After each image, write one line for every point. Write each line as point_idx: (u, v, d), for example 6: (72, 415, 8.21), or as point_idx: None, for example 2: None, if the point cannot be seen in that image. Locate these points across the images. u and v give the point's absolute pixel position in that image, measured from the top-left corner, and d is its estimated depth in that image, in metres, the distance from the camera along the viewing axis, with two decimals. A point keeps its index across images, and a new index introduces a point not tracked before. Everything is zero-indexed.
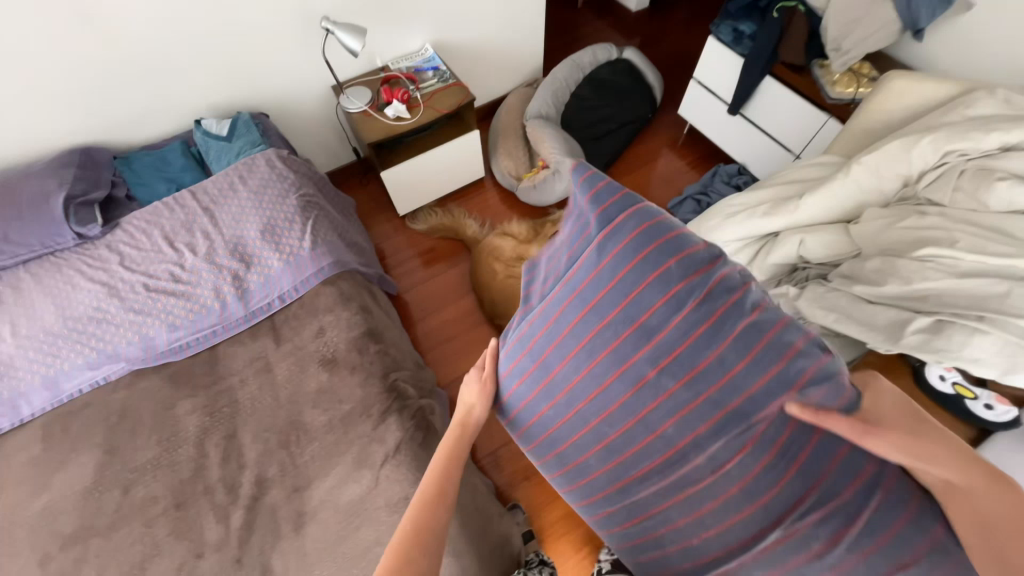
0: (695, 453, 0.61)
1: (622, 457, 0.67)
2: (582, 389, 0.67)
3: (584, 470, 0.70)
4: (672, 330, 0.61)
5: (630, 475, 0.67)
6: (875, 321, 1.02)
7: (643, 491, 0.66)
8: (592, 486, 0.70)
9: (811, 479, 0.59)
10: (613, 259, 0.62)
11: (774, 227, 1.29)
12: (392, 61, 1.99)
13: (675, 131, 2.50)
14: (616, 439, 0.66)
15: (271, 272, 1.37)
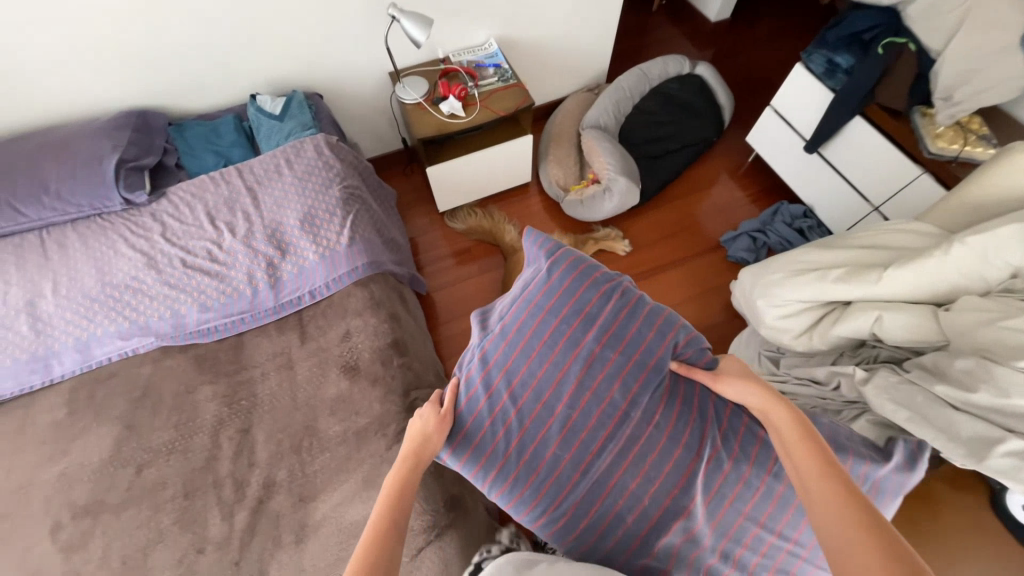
0: (632, 414, 0.90)
1: (583, 443, 0.89)
2: (545, 384, 0.92)
3: (556, 456, 0.88)
4: (606, 317, 0.96)
5: (591, 454, 0.88)
6: (952, 429, 0.92)
7: (600, 465, 0.88)
8: (564, 471, 0.88)
9: (700, 429, 0.90)
10: (559, 281, 0.98)
11: (846, 296, 1.18)
12: (454, 53, 1.91)
13: (739, 158, 2.34)
14: (576, 423, 0.90)
15: (306, 264, 1.34)
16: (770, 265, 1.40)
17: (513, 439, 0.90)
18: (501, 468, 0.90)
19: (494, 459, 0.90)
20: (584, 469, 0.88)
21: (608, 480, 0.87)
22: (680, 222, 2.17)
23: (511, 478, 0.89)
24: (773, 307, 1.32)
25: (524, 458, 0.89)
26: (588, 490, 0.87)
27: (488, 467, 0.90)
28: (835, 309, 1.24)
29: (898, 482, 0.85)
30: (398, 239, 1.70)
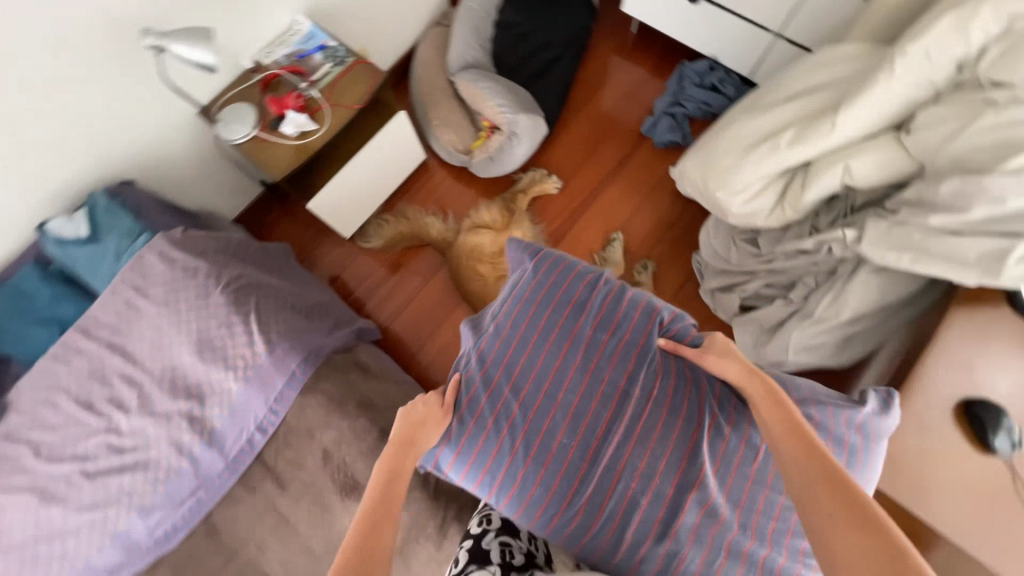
0: (634, 391, 0.89)
1: (581, 423, 0.88)
2: (541, 376, 0.92)
3: (560, 453, 0.86)
4: (593, 302, 0.98)
5: (596, 435, 0.87)
6: (960, 255, 0.86)
7: (606, 446, 0.85)
8: (562, 467, 0.85)
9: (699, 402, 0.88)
10: (544, 272, 1.01)
11: (803, 158, 1.08)
12: (263, 54, 1.50)
13: (623, 32, 2.10)
14: (573, 409, 0.89)
15: (233, 400, 1.09)
16: (715, 148, 1.24)
17: (514, 435, 0.88)
18: (499, 467, 0.87)
19: (496, 457, 0.87)
20: (591, 455, 0.85)
21: (616, 460, 0.84)
22: (595, 131, 1.98)
23: (512, 476, 0.86)
24: (735, 195, 1.20)
25: (528, 457, 0.86)
26: (593, 477, 0.84)
27: (486, 468, 0.87)
28: (796, 172, 1.14)
29: (875, 425, 0.85)
30: (320, 300, 1.44)
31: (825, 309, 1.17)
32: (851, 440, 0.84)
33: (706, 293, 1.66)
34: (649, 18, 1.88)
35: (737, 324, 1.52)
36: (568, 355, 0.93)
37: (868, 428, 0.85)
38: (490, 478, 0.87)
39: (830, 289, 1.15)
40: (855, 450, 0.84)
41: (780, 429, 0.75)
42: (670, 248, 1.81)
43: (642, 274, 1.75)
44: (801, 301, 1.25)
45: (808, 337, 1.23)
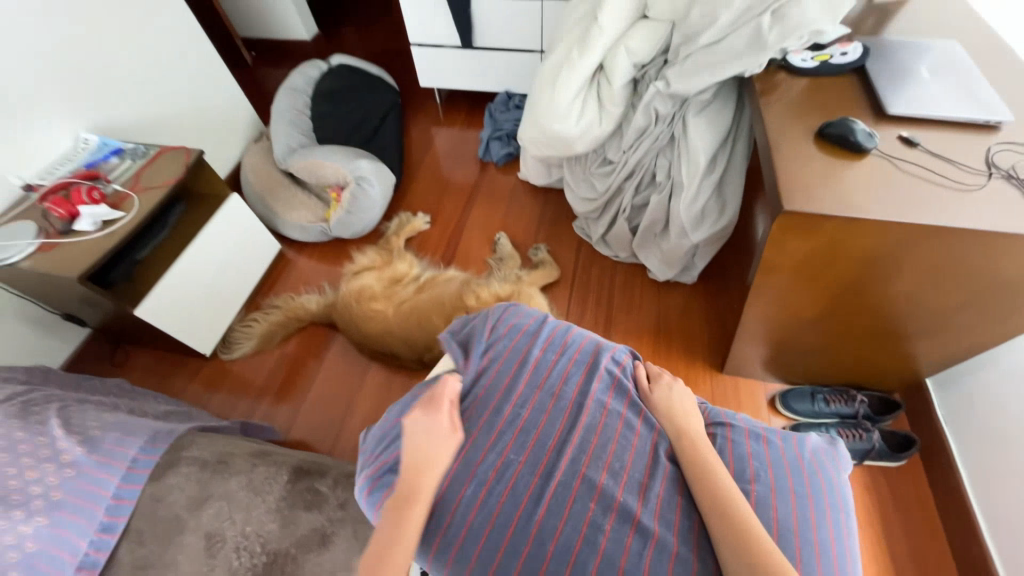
0: (590, 407, 0.78)
1: (535, 448, 0.74)
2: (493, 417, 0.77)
3: (518, 494, 0.70)
4: (549, 324, 0.90)
5: (549, 456, 0.74)
6: (735, 49, 1.04)
7: (557, 464, 0.73)
8: (515, 507, 0.69)
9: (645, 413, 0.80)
10: (507, 311, 0.91)
11: (595, 60, 1.25)
12: (42, 175, 1.32)
13: (432, 105, 2.40)
14: (529, 437, 0.75)
15: (32, 548, 0.68)
16: (533, 98, 1.40)
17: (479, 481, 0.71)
18: (456, 535, 0.67)
19: (458, 515, 0.69)
20: (543, 478, 0.71)
21: (568, 480, 0.71)
22: (440, 175, 2.09)
23: (473, 542, 0.67)
24: (566, 118, 1.32)
25: (483, 505, 0.69)
26: (543, 501, 0.69)
27: (443, 539, 0.67)
28: (598, 80, 1.32)
29: (825, 467, 0.78)
30: (167, 410, 1.07)
31: (688, 171, 1.24)
32: (795, 483, 0.74)
33: (602, 244, 1.69)
34: (445, 82, 2.20)
35: (641, 250, 1.57)
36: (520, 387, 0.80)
37: (817, 474, 0.76)
38: (446, 546, 0.67)
39: (680, 151, 1.25)
40: (804, 498, 0.73)
41: (699, 467, 0.71)
42: (553, 231, 1.83)
43: (537, 254, 1.71)
44: (668, 179, 1.33)
45: (690, 204, 1.28)
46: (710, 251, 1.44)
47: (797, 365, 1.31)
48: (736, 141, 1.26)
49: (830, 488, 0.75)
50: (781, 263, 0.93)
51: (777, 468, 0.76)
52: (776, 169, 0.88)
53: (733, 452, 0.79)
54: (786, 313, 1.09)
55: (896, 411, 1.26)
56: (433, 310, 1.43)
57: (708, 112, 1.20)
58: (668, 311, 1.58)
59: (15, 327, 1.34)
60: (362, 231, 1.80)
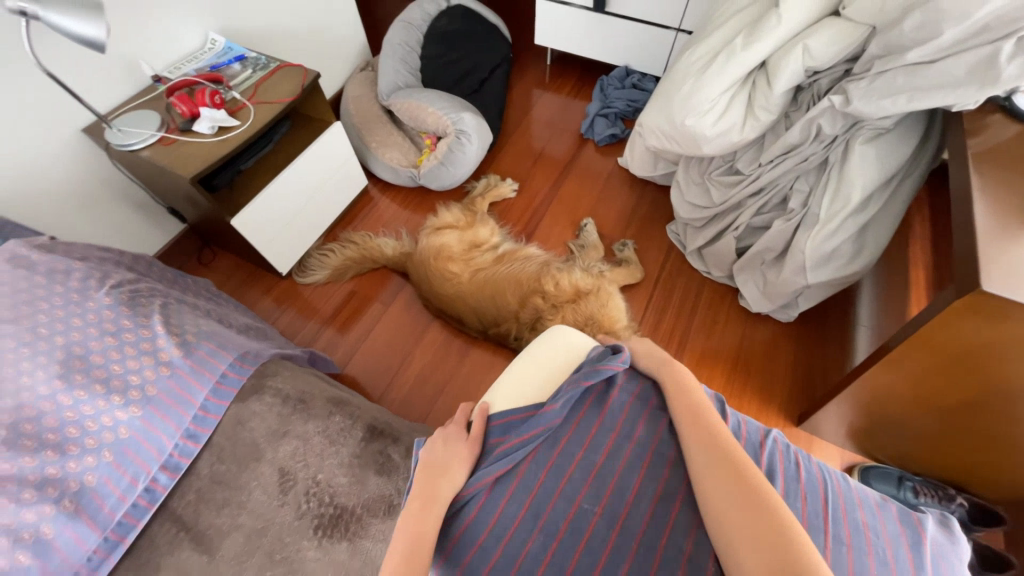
0: (675, 461, 0.65)
1: (612, 498, 0.62)
2: (564, 458, 0.66)
3: (593, 553, 0.58)
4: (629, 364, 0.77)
5: (626, 510, 0.61)
6: (950, 75, 0.85)
7: (637, 518, 0.60)
8: (590, 566, 0.57)
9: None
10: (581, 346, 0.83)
11: (761, 55, 1.08)
12: (171, 69, 1.35)
13: (541, 66, 2.26)
14: (604, 485, 0.64)
15: (124, 434, 0.72)
16: (670, 86, 1.25)
17: (532, 521, 0.62)
18: None
19: (522, 564, 0.58)
20: (623, 535, 0.59)
21: (652, 540, 0.58)
22: (536, 142, 1.99)
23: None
24: (705, 115, 1.17)
25: (553, 558, 0.58)
26: (623, 563, 0.57)
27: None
28: (755, 78, 1.15)
29: (950, 561, 0.57)
30: (248, 325, 1.10)
31: (831, 205, 1.09)
32: (918, 566, 0.55)
33: (695, 255, 1.57)
34: (562, 45, 2.05)
35: (741, 274, 1.44)
36: (481, 446, 0.70)
37: (938, 561, 0.56)
38: None
39: (830, 180, 1.10)
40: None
41: (705, 457, 0.60)
42: (642, 230, 1.70)
43: (622, 251, 1.60)
44: (802, 208, 1.18)
45: (821, 242, 1.13)
46: (821, 295, 1.29)
47: (893, 443, 1.13)
48: (902, 182, 1.07)
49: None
50: (939, 344, 0.80)
51: (897, 545, 0.56)
52: (973, 232, 0.73)
53: (845, 517, 0.59)
54: (906, 394, 0.95)
55: (994, 526, 1.05)
56: (508, 285, 1.38)
57: (881, 142, 1.02)
58: (752, 342, 1.46)
59: (126, 209, 1.42)
60: (449, 185, 1.75)
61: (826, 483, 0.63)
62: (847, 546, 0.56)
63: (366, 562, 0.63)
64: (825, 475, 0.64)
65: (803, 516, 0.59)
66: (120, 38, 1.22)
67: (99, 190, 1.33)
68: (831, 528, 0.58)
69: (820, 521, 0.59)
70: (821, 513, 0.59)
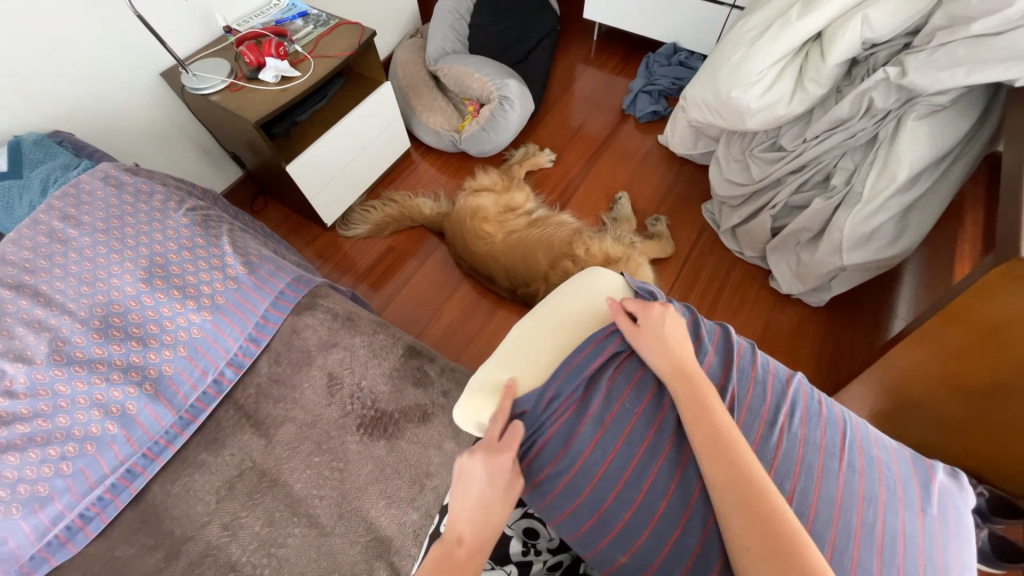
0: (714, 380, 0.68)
1: (654, 399, 0.65)
2: (608, 366, 0.67)
3: (632, 445, 0.62)
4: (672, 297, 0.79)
5: (662, 415, 0.64)
6: (1017, 48, 0.83)
7: (669, 423, 0.63)
8: (627, 458, 0.62)
9: (763, 401, 0.67)
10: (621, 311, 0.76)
11: (817, 25, 1.06)
12: (240, 21, 1.44)
13: (587, 41, 2.26)
14: (646, 387, 0.66)
15: (196, 334, 0.81)
16: (719, 57, 1.24)
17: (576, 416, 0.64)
18: (567, 469, 0.62)
19: (571, 445, 0.63)
20: (658, 435, 0.62)
21: (680, 442, 0.62)
22: (576, 115, 2.00)
23: (585, 479, 0.62)
24: (752, 86, 1.17)
25: (598, 443, 0.63)
26: (658, 457, 0.61)
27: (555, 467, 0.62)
28: (808, 51, 1.14)
29: (956, 500, 0.62)
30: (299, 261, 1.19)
31: (875, 183, 1.08)
32: (924, 498, 0.60)
33: (728, 235, 1.57)
34: (610, 20, 2.05)
35: (774, 254, 1.43)
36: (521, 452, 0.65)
37: (945, 500, 0.61)
38: (552, 480, 0.63)
39: (877, 157, 1.08)
40: (932, 517, 0.58)
41: (704, 435, 0.57)
42: (677, 207, 1.71)
43: (655, 225, 1.61)
44: (845, 186, 1.17)
45: (862, 221, 1.12)
46: (856, 280, 1.27)
47: (916, 431, 1.10)
48: (953, 164, 1.05)
49: (960, 518, 0.60)
50: (972, 316, 0.81)
51: (907, 479, 0.61)
52: (1020, 206, 0.72)
53: (861, 451, 0.64)
54: (933, 374, 0.95)
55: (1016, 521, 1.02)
56: (540, 247, 1.42)
57: (939, 117, 0.99)
58: (778, 325, 1.45)
59: (193, 152, 1.54)
60: (488, 151, 1.80)
61: (845, 423, 0.67)
62: (860, 472, 0.61)
63: (400, 457, 0.73)
64: (845, 416, 0.67)
65: (821, 443, 0.63)
66: None
67: (171, 131, 1.45)
68: (846, 457, 0.62)
69: (836, 449, 0.63)
70: (839, 443, 0.63)
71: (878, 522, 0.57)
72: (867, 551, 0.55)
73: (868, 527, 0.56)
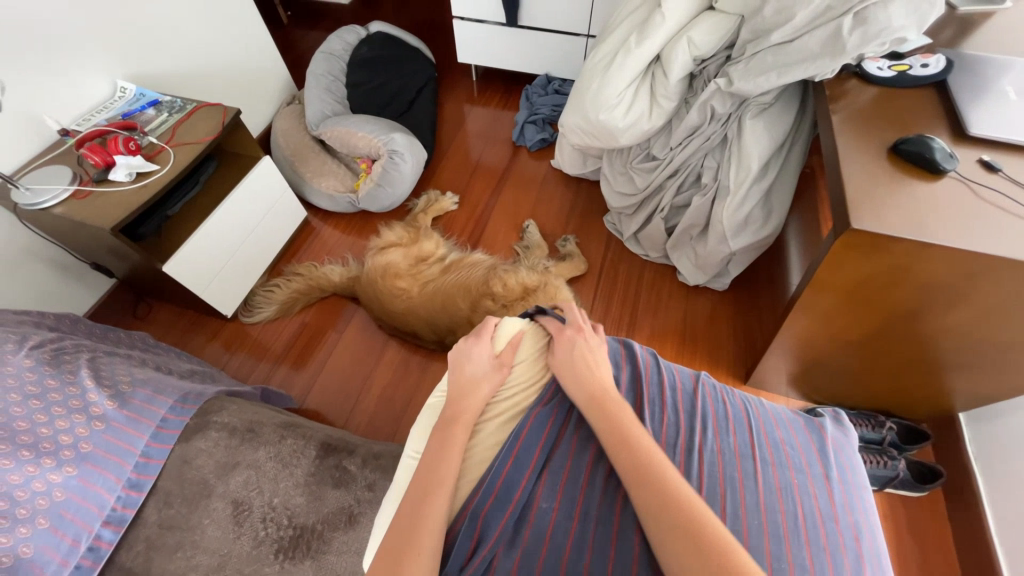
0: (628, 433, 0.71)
1: (570, 479, 0.67)
2: (511, 478, 0.66)
3: (558, 548, 0.61)
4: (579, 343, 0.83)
5: (583, 494, 0.66)
6: (808, 51, 0.97)
7: (593, 501, 0.65)
8: (560, 555, 0.60)
9: (676, 430, 0.69)
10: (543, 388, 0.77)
11: (655, 49, 1.19)
12: (80, 121, 1.31)
13: (468, 83, 2.34)
14: (558, 476, 0.68)
15: (61, 497, 0.68)
16: (581, 86, 1.33)
17: (484, 546, 0.62)
18: None
19: (496, 571, 0.60)
20: (582, 519, 0.63)
21: (607, 515, 0.63)
22: (472, 154, 2.05)
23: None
24: (615, 108, 1.27)
25: (522, 558, 0.61)
26: (587, 543, 0.61)
27: None
28: (653, 71, 1.26)
29: (846, 449, 0.70)
30: (191, 369, 1.07)
31: (736, 176, 1.20)
32: (825, 463, 0.67)
33: (632, 241, 1.66)
34: (483, 61, 2.14)
35: (674, 251, 1.54)
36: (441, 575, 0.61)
37: (839, 454, 0.69)
38: None
39: (732, 154, 1.20)
40: (836, 481, 0.65)
41: (625, 455, 0.61)
42: (583, 224, 1.78)
43: (565, 246, 1.67)
44: (714, 181, 1.28)
45: (736, 210, 1.23)
46: (747, 260, 1.40)
47: (827, 386, 1.21)
48: (791, 150, 1.21)
49: (854, 468, 0.68)
50: (834, 282, 0.91)
51: (808, 451, 0.68)
52: (842, 182, 0.83)
53: (767, 439, 0.68)
54: (823, 336, 1.05)
55: (922, 442, 1.17)
56: (458, 293, 1.40)
57: (768, 114, 1.14)
58: (695, 315, 1.54)
59: (45, 270, 1.35)
60: (389, 205, 1.77)
61: (748, 413, 0.72)
62: (773, 465, 0.65)
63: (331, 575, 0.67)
64: (747, 406, 0.73)
65: (736, 447, 0.67)
66: (18, 94, 1.18)
67: (11, 252, 1.26)
68: (758, 454, 0.66)
69: (750, 450, 0.66)
70: (749, 442, 0.67)
71: (798, 506, 0.61)
72: (796, 545, 0.58)
73: (791, 516, 0.60)
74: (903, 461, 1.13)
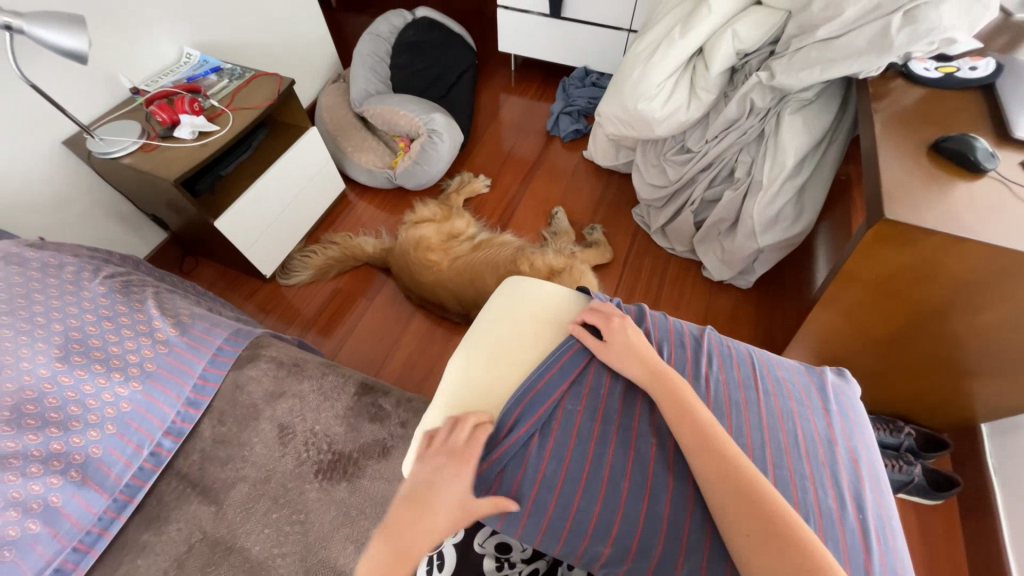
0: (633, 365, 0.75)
1: (592, 392, 0.72)
2: (547, 387, 0.71)
3: (584, 441, 0.68)
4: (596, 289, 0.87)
5: (603, 403, 0.71)
6: (854, 47, 0.98)
7: (614, 408, 0.71)
8: (582, 459, 0.66)
9: (686, 361, 0.74)
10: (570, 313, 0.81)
11: (698, 40, 1.20)
12: (149, 82, 1.41)
13: (506, 72, 2.38)
14: (581, 388, 0.73)
15: (126, 408, 0.75)
16: (621, 75, 1.36)
17: (516, 432, 0.68)
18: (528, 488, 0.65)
19: (529, 463, 0.67)
20: (604, 424, 0.69)
21: (626, 430, 0.68)
22: (506, 140, 2.10)
23: (548, 491, 0.65)
24: (654, 98, 1.29)
25: (551, 455, 0.67)
26: (609, 445, 0.67)
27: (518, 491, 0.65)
28: (694, 63, 1.28)
29: (847, 395, 0.74)
30: (237, 316, 1.14)
31: (770, 172, 1.21)
32: (824, 399, 0.71)
33: (659, 234, 1.68)
34: (524, 51, 2.19)
35: (701, 245, 1.55)
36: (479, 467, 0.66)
37: (839, 394, 0.73)
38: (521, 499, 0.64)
39: (768, 149, 1.21)
40: (835, 412, 0.69)
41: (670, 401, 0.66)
42: (610, 215, 1.81)
43: (592, 234, 1.70)
44: (747, 176, 1.30)
45: (766, 206, 1.24)
46: (773, 259, 1.40)
47: None
48: (828, 147, 1.21)
49: (853, 408, 0.72)
50: (862, 275, 0.92)
51: (808, 387, 0.72)
52: (879, 175, 0.85)
53: (770, 375, 0.73)
54: (846, 332, 1.06)
55: (941, 451, 1.16)
56: (486, 268, 1.44)
57: (807, 111, 1.15)
58: (717, 309, 1.56)
59: (107, 218, 1.45)
60: (424, 182, 1.83)
61: (753, 358, 0.76)
62: (774, 395, 0.70)
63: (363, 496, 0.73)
64: (752, 351, 0.77)
65: (739, 379, 0.72)
66: (98, 52, 1.28)
67: (79, 199, 1.37)
68: (761, 386, 0.71)
69: (753, 382, 0.72)
70: (752, 375, 0.73)
71: (798, 429, 0.66)
72: (797, 459, 0.64)
73: (792, 437, 0.66)
74: (919, 468, 1.12)
